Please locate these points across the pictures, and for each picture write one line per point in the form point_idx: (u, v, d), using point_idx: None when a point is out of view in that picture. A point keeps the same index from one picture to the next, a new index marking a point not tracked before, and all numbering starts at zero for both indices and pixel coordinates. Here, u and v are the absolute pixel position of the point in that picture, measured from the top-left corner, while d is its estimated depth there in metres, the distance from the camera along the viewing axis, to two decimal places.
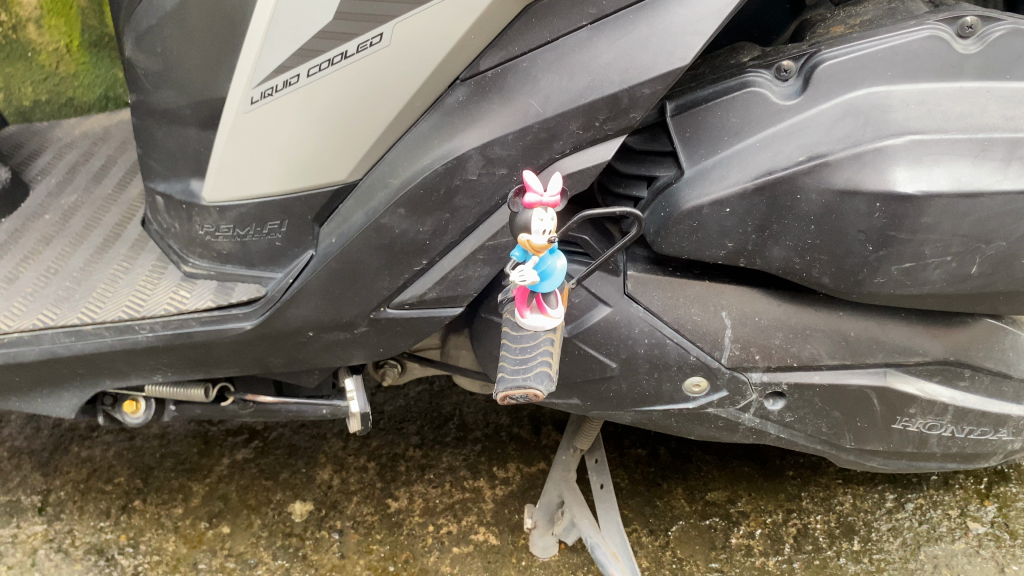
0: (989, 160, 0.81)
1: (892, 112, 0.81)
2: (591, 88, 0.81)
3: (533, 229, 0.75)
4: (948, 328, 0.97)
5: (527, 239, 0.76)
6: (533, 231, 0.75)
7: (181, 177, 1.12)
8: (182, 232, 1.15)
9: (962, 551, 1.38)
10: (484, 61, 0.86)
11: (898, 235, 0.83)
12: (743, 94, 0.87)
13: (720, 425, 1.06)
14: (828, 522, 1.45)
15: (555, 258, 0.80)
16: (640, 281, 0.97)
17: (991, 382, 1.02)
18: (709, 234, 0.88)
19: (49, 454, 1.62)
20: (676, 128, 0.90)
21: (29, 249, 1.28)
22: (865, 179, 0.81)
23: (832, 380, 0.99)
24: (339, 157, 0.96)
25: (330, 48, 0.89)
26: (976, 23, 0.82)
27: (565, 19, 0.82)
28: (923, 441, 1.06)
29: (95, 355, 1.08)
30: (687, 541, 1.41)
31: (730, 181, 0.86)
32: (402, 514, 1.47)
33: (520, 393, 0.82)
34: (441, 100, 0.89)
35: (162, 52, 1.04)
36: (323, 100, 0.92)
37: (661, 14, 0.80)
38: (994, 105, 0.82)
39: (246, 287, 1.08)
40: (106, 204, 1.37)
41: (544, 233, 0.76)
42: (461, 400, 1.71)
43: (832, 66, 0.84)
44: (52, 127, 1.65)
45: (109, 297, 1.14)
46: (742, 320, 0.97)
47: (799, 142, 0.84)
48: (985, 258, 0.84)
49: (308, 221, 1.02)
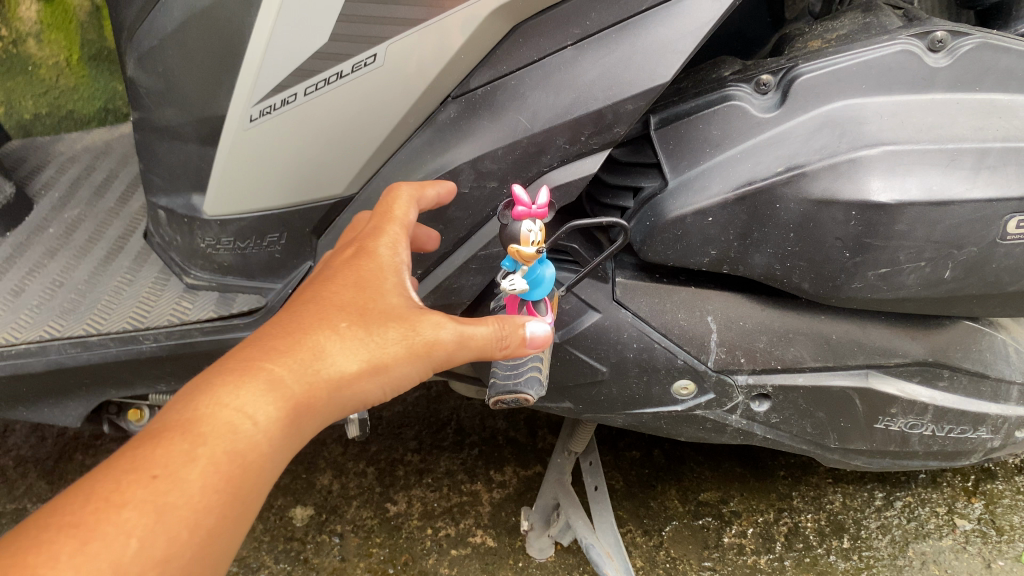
0: (959, 169, 0.84)
1: (866, 124, 0.85)
2: (577, 104, 0.85)
3: (523, 238, 0.78)
4: (926, 331, 1.01)
5: (517, 248, 0.79)
6: (523, 241, 0.78)
7: (182, 191, 1.16)
8: (184, 245, 1.19)
9: (949, 547, 1.42)
10: (474, 80, 0.90)
11: (874, 241, 0.86)
12: (723, 108, 0.91)
13: (708, 427, 1.10)
14: (819, 520, 1.48)
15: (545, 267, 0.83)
16: (629, 287, 0.99)
17: (968, 381, 1.05)
18: (693, 242, 0.92)
19: (54, 462, 1.64)
20: (660, 140, 0.94)
21: (34, 262, 1.31)
22: (841, 189, 0.84)
23: (816, 381, 1.02)
24: (339, 172, 1.01)
25: (327, 67, 0.92)
26: (945, 38, 0.86)
27: (551, 39, 0.86)
28: (905, 439, 1.09)
29: (100, 365, 1.11)
30: (680, 541, 1.44)
31: (712, 192, 0.89)
32: (401, 518, 1.50)
33: (512, 398, 0.86)
34: (434, 117, 0.94)
35: (163, 71, 1.07)
36: (321, 118, 0.96)
37: (642, 32, 0.83)
38: (964, 116, 0.85)
39: (247, 298, 1.15)
40: (108, 218, 1.40)
41: (533, 243, 0.79)
42: (458, 405, 1.74)
43: (809, 80, 0.87)
44: (54, 142, 1.68)
45: (114, 308, 1.17)
46: (727, 324, 1.00)
47: (778, 153, 0.87)
48: (957, 263, 0.88)
49: (307, 233, 1.08)
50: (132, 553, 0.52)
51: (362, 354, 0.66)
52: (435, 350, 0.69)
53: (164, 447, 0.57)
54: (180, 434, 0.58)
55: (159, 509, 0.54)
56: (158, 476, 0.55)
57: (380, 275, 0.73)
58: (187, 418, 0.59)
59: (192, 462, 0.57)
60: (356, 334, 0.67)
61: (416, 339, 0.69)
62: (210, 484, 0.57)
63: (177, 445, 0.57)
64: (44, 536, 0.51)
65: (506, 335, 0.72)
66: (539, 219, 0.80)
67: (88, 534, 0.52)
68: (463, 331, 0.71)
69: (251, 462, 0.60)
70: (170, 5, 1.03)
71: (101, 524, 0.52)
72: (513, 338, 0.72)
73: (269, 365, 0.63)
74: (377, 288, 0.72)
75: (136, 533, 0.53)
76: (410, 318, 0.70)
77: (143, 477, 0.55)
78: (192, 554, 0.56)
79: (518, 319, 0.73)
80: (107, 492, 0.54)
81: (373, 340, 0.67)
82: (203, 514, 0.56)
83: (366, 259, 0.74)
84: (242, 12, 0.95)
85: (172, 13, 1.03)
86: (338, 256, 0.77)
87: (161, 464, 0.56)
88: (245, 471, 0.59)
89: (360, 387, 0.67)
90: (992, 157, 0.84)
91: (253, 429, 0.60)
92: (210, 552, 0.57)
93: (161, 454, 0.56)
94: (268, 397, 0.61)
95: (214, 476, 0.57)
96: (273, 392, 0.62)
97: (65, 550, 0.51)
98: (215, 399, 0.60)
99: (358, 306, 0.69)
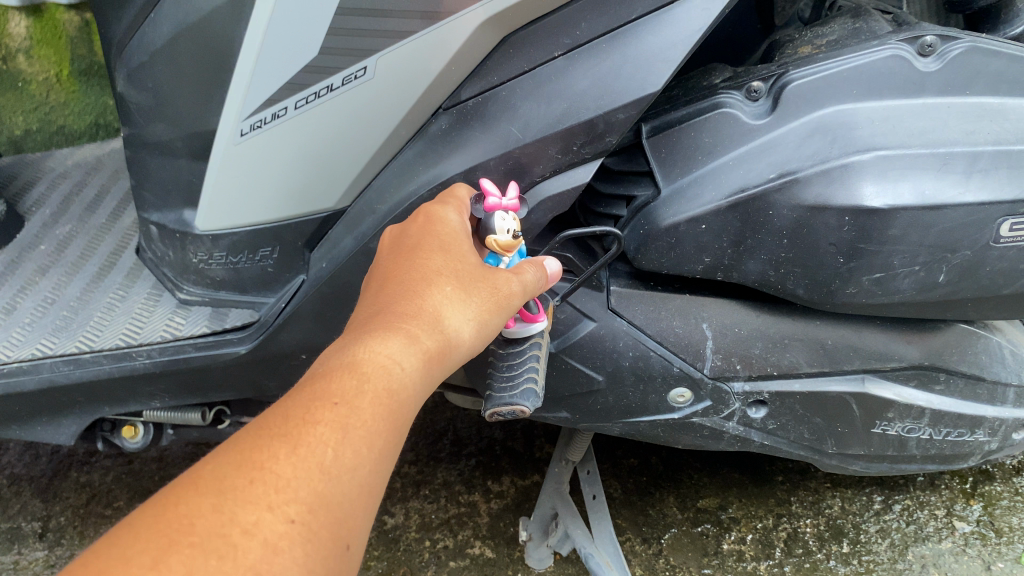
0: (951, 173, 0.84)
1: (857, 129, 0.85)
2: (568, 114, 0.85)
3: (498, 228, 0.81)
4: (922, 334, 1.01)
5: (494, 239, 0.81)
6: (496, 232, 0.81)
7: (174, 207, 1.15)
8: (176, 260, 1.18)
9: (949, 549, 1.41)
10: (465, 91, 0.90)
11: (867, 246, 0.86)
12: (714, 116, 0.91)
13: (705, 434, 1.09)
14: (818, 525, 1.48)
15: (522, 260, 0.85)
16: (624, 296, 0.99)
17: (965, 384, 1.05)
18: (687, 250, 0.92)
19: (48, 480, 1.63)
20: (651, 148, 0.94)
21: (26, 280, 1.30)
22: (834, 195, 0.84)
23: (812, 387, 1.02)
24: (331, 186, 1.01)
25: (316, 81, 0.92)
26: (935, 43, 0.86)
27: (541, 50, 0.86)
28: (903, 443, 1.09)
29: (94, 382, 1.11)
30: (680, 548, 1.44)
31: (705, 199, 0.89)
32: (398, 531, 1.49)
33: (508, 410, 0.85)
34: (425, 128, 0.94)
35: (153, 87, 1.07)
36: (312, 131, 0.96)
37: (632, 41, 0.83)
38: (955, 120, 0.85)
39: (240, 313, 1.14)
40: (100, 234, 1.40)
41: (508, 232, 0.82)
42: (454, 416, 1.73)
43: (800, 86, 0.87)
44: (45, 159, 1.68)
45: (106, 325, 1.16)
46: (722, 332, 1.00)
47: (769, 160, 0.87)
48: (952, 266, 0.88)
49: (299, 247, 1.08)
50: (332, 459, 0.54)
51: (469, 307, 0.69)
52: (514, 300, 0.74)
53: (336, 380, 0.59)
54: (346, 368, 0.60)
55: (347, 425, 0.56)
56: (339, 402, 0.57)
57: (457, 238, 0.76)
58: (347, 358, 0.60)
59: (361, 394, 0.58)
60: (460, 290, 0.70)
61: (501, 293, 0.73)
62: (380, 412, 0.58)
63: (347, 377, 0.59)
64: (255, 442, 0.53)
65: (540, 278, 0.80)
66: (510, 209, 0.83)
67: (294, 441, 0.54)
68: (522, 280, 0.76)
69: (406, 399, 0.61)
70: (158, 20, 1.03)
71: (304, 433, 0.54)
72: (542, 276, 0.81)
73: (403, 320, 0.65)
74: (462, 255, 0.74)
75: (332, 444, 0.54)
76: (490, 275, 0.73)
77: (325, 400, 0.57)
78: (377, 469, 0.57)
79: (539, 259, 0.82)
80: (297, 413, 0.56)
81: (472, 295, 0.70)
82: (380, 432, 0.58)
83: (431, 229, 0.77)
84: (231, 26, 0.95)
85: (160, 28, 1.03)
86: (407, 229, 0.79)
87: (339, 391, 0.58)
88: (406, 403, 0.61)
89: (474, 341, 0.69)
90: (983, 161, 0.84)
91: (406, 370, 0.61)
92: (387, 471, 0.58)
93: (335, 384, 0.58)
94: (410, 340, 0.63)
95: (383, 404, 0.59)
96: (415, 343, 0.63)
97: (279, 452, 0.53)
98: (366, 346, 0.61)
99: (454, 270, 0.72)
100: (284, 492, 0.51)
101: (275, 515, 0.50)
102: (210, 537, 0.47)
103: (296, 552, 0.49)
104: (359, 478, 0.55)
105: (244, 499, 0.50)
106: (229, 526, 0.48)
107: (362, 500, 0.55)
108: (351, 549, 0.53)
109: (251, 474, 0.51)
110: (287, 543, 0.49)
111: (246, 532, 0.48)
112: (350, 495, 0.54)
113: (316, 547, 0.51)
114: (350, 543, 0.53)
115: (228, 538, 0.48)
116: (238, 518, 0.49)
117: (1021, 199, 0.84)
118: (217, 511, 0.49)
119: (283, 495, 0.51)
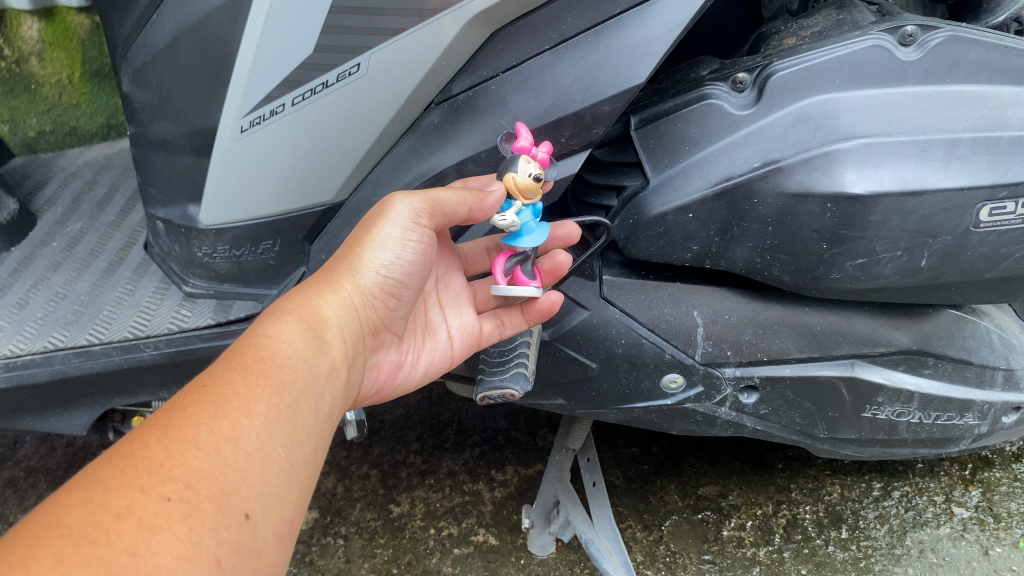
0: (931, 160, 0.85)
1: (839, 118, 0.87)
2: (555, 107, 0.88)
3: (521, 168, 0.81)
4: (910, 319, 1.02)
5: (515, 177, 0.81)
6: (518, 167, 0.82)
7: (180, 203, 1.19)
8: (182, 255, 1.22)
9: (947, 535, 1.43)
10: (456, 86, 0.94)
11: (850, 233, 0.88)
12: (701, 107, 0.93)
13: (699, 420, 1.12)
14: (817, 511, 1.50)
15: (526, 214, 0.86)
16: (616, 285, 1.02)
17: (953, 368, 1.06)
18: (675, 238, 0.95)
19: (63, 472, 1.67)
20: (640, 140, 0.96)
21: (38, 275, 1.34)
22: (816, 182, 0.86)
23: (802, 372, 1.04)
24: (331, 180, 1.04)
25: (312, 78, 0.95)
26: (915, 32, 0.88)
27: (529, 44, 0.89)
28: (893, 427, 1.11)
29: (104, 373, 1.14)
30: (680, 535, 1.46)
31: (692, 189, 0.92)
32: (404, 519, 1.52)
33: (498, 393, 0.96)
34: (418, 122, 0.98)
35: (157, 86, 1.10)
36: (309, 126, 0.99)
37: (617, 34, 0.85)
38: (935, 108, 0.87)
39: (244, 304, 1.18)
40: (109, 230, 1.43)
41: (529, 174, 0.82)
42: (459, 407, 1.76)
43: (785, 76, 0.89)
44: (56, 159, 1.71)
45: (116, 318, 1.20)
46: (713, 318, 1.02)
47: (754, 149, 0.89)
48: (933, 251, 0.90)
49: (299, 239, 1.12)
50: (206, 436, 0.63)
51: (346, 272, 0.86)
52: (392, 223, 0.86)
53: (205, 376, 0.70)
54: (221, 364, 0.71)
55: (216, 405, 0.66)
56: (207, 384, 0.68)
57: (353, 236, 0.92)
58: (222, 357, 0.73)
59: (230, 375, 0.70)
60: (342, 262, 0.87)
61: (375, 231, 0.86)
62: (250, 385, 0.69)
63: (219, 369, 0.71)
64: (127, 441, 0.61)
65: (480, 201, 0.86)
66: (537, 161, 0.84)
67: (166, 428, 0.63)
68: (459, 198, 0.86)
69: (281, 373, 0.72)
70: (161, 22, 1.06)
71: (175, 422, 0.63)
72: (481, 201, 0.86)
73: (282, 313, 0.80)
74: (346, 244, 0.89)
75: (204, 422, 0.64)
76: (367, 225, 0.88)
77: (197, 391, 0.67)
78: (258, 439, 0.66)
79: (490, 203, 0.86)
80: (171, 405, 0.66)
81: (348, 258, 0.87)
82: (255, 403, 0.68)
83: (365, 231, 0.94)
84: (230, 25, 0.98)
85: (162, 29, 1.06)
86: None
87: (210, 379, 0.69)
88: (281, 376, 0.72)
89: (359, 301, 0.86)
90: (962, 147, 0.86)
91: (272, 353, 0.74)
92: (276, 436, 0.67)
93: (207, 375, 0.70)
94: (282, 330, 0.77)
95: (254, 378, 0.70)
96: (284, 332, 0.77)
97: (151, 440, 0.61)
98: (237, 346, 0.74)
99: (334, 269, 0.87)
100: (156, 476, 0.58)
101: (149, 496, 0.56)
102: (80, 526, 0.53)
103: (175, 524, 0.55)
104: (238, 448, 0.64)
105: (116, 487, 0.56)
106: (102, 513, 0.54)
107: (251, 464, 0.64)
108: (247, 516, 0.61)
109: (124, 464, 0.58)
110: (164, 518, 0.55)
111: (119, 516, 0.54)
112: (233, 461, 0.63)
113: (198, 517, 0.57)
114: (248, 512, 0.61)
115: (100, 523, 0.53)
116: (110, 505, 0.55)
117: (998, 184, 0.86)
118: (86, 502, 0.55)
119: (156, 478, 0.58)
